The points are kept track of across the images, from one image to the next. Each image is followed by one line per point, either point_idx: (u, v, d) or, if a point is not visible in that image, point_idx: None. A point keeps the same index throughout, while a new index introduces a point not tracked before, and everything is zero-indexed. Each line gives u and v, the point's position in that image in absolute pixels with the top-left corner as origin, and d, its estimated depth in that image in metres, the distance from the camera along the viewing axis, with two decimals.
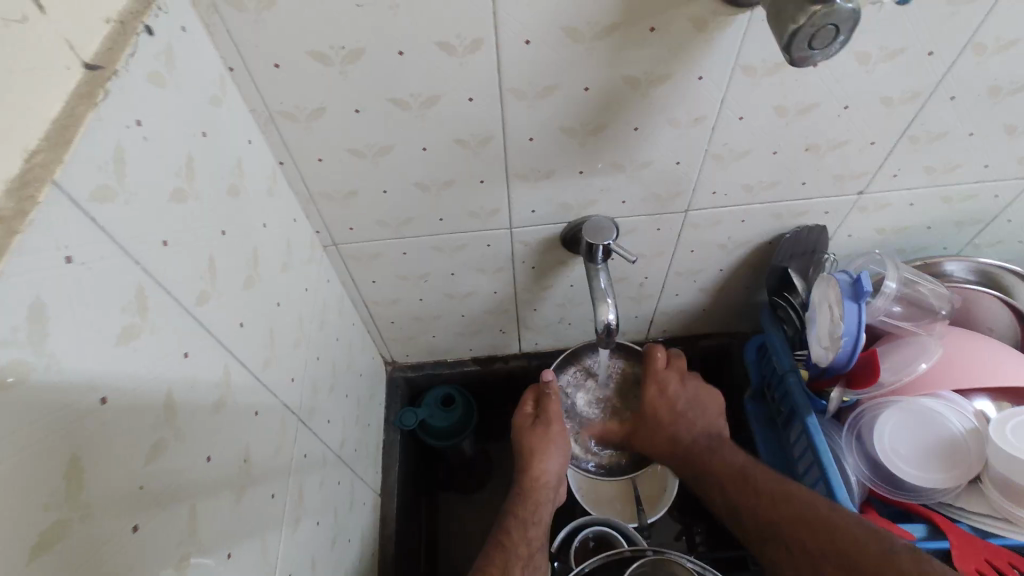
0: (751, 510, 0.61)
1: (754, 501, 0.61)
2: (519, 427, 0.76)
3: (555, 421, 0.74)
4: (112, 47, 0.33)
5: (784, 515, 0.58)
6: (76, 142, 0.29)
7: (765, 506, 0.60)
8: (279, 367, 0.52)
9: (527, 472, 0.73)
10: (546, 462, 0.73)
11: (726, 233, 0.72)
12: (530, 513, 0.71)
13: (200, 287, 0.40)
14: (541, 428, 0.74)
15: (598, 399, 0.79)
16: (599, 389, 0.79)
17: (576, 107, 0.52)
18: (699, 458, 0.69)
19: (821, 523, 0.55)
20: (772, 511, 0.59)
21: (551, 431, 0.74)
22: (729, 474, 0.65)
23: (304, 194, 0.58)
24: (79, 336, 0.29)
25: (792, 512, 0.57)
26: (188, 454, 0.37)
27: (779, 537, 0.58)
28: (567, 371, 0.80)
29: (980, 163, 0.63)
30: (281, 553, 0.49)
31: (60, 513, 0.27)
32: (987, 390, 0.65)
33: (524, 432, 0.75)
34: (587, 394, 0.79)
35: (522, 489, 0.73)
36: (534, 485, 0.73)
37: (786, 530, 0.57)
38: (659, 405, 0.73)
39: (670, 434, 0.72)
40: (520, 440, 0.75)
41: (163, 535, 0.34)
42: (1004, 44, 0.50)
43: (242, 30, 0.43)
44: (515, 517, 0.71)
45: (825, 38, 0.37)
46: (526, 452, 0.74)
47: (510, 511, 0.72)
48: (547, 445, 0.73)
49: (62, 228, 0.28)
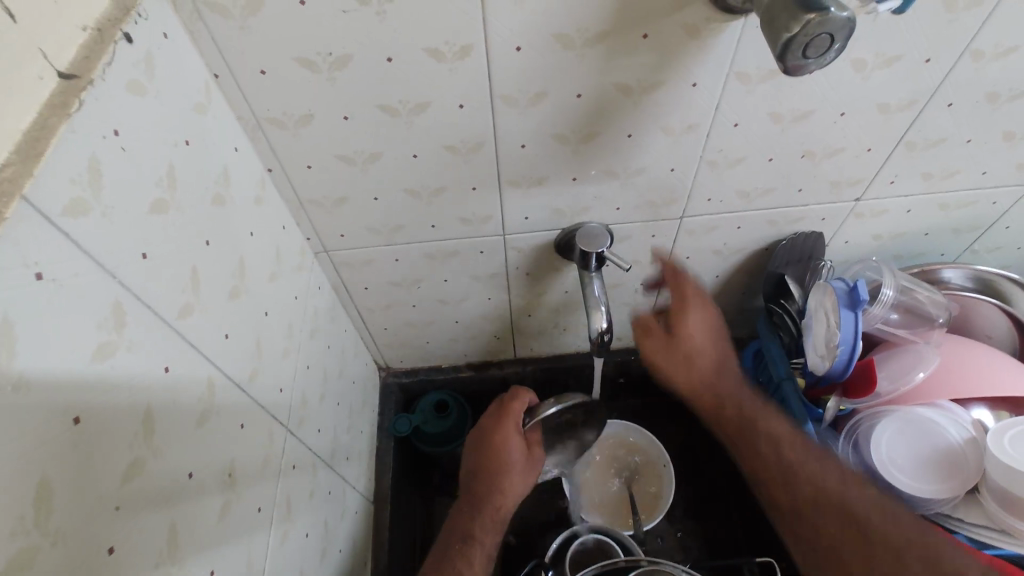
0: (812, 482, 0.54)
1: (822, 473, 0.54)
2: (509, 448, 0.69)
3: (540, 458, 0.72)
4: (89, 55, 0.32)
5: (853, 503, 0.51)
6: (48, 154, 0.28)
7: (835, 488, 0.53)
8: (266, 376, 0.51)
9: (500, 499, 0.69)
10: (520, 485, 0.70)
11: (721, 239, 0.71)
12: (494, 542, 0.68)
13: (182, 300, 0.39)
14: (531, 458, 0.71)
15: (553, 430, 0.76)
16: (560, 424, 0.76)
17: (567, 113, 0.51)
18: (746, 409, 0.61)
19: (896, 528, 0.49)
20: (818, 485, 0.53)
21: (534, 458, 0.71)
22: (784, 434, 0.57)
23: (293, 200, 0.57)
24: (47, 355, 0.28)
25: (869, 503, 0.51)
26: (168, 472, 0.36)
27: (837, 515, 0.51)
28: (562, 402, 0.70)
29: (977, 169, 0.63)
30: (267, 566, 0.48)
31: (27, 540, 0.26)
32: (985, 400, 0.64)
33: (520, 456, 0.69)
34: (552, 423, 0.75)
35: (489, 511, 0.69)
36: (502, 508, 0.69)
37: (857, 517, 0.50)
38: (699, 334, 0.64)
39: (711, 365, 0.64)
40: (507, 464, 0.68)
41: (140, 558, 0.33)
42: (1003, 50, 0.49)
43: (227, 37, 0.42)
44: (482, 546, 0.66)
45: (820, 47, 0.37)
46: (509, 478, 0.69)
47: (473, 535, 0.67)
48: (528, 473, 0.70)
49: (32, 244, 0.27)
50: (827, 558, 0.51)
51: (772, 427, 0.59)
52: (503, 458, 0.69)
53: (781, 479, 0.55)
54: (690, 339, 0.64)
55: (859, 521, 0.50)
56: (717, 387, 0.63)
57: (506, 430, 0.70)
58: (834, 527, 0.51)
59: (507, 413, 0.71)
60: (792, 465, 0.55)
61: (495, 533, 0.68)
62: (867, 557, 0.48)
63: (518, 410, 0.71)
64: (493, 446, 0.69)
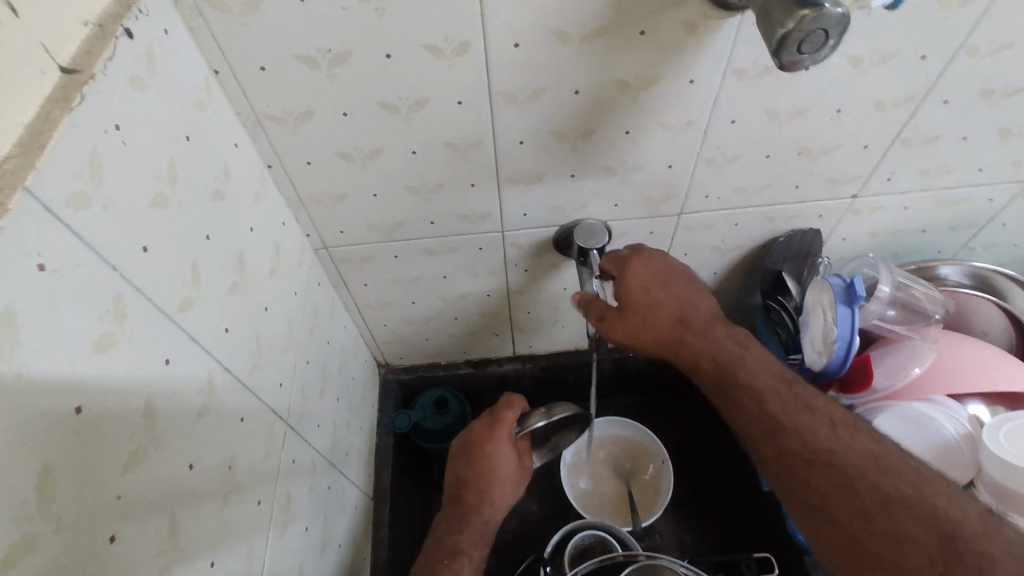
0: (802, 437, 0.54)
1: (812, 426, 0.54)
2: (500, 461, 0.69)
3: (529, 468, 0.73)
4: (91, 51, 0.32)
5: (844, 455, 0.52)
6: (50, 148, 0.28)
7: (825, 440, 0.53)
8: (266, 371, 0.51)
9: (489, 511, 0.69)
10: (511, 498, 0.71)
11: (719, 236, 0.71)
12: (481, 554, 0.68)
13: (182, 294, 0.39)
14: (522, 469, 0.71)
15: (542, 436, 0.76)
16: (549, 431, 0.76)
17: (565, 110, 0.52)
18: (726, 362, 0.59)
19: (886, 477, 0.50)
20: (808, 443, 0.53)
21: (524, 467, 0.72)
22: (770, 387, 0.57)
23: (293, 197, 0.58)
24: (50, 346, 0.28)
25: (860, 453, 0.51)
26: (169, 463, 0.36)
27: (826, 466, 0.52)
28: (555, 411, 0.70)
29: (973, 166, 0.63)
30: (267, 559, 0.48)
31: (29, 527, 0.26)
32: (981, 395, 0.65)
33: (513, 468, 0.70)
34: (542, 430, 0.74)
35: (477, 524, 0.68)
36: (490, 520, 0.69)
37: (848, 468, 0.51)
38: (659, 287, 0.60)
39: (676, 319, 0.61)
40: (497, 477, 0.69)
41: (141, 548, 0.34)
42: (998, 47, 0.50)
43: (227, 33, 0.42)
44: (470, 560, 0.66)
45: (815, 43, 0.37)
46: (501, 490, 0.69)
47: (461, 549, 0.66)
48: (517, 485, 0.71)
49: (33, 236, 0.27)
50: (818, 508, 0.52)
51: (755, 380, 0.58)
52: (493, 471, 0.69)
53: (771, 434, 0.55)
54: (649, 294, 0.60)
55: (850, 473, 0.51)
56: (692, 341, 0.61)
57: (497, 443, 0.69)
58: (825, 481, 0.52)
59: (498, 424, 0.71)
60: (779, 418, 0.55)
61: (483, 544, 0.69)
62: (857, 507, 0.50)
63: (508, 421, 0.71)
64: (484, 459, 0.69)
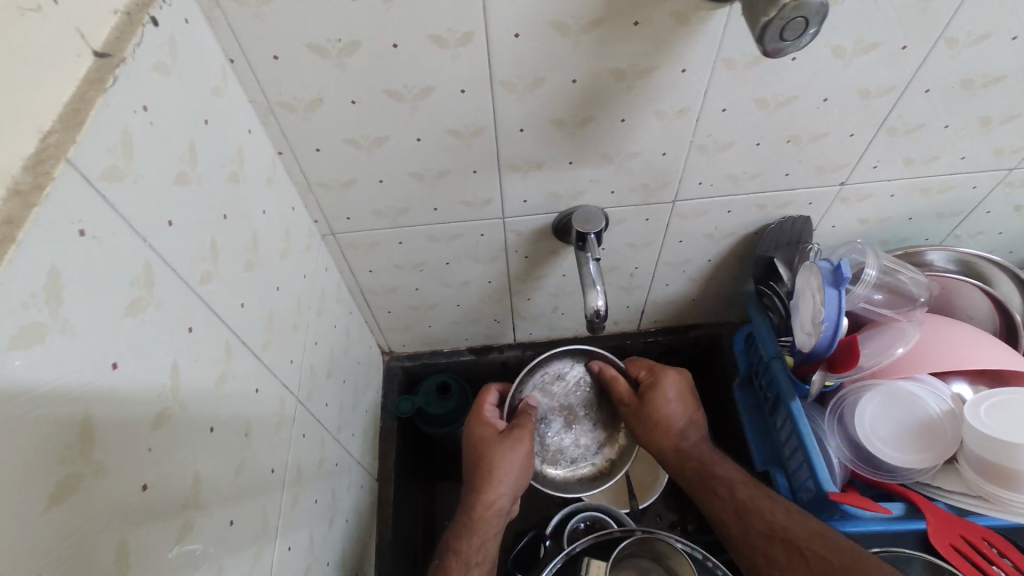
0: (762, 518, 0.61)
1: (770, 506, 0.62)
2: (482, 439, 0.72)
3: (524, 439, 0.70)
4: (119, 37, 0.35)
5: (795, 530, 0.59)
6: (87, 124, 0.31)
7: (782, 519, 0.60)
8: (279, 349, 0.54)
9: (481, 495, 0.68)
10: (500, 483, 0.68)
11: (713, 223, 0.74)
12: (474, 551, 0.66)
13: (203, 267, 0.42)
14: (509, 441, 0.70)
15: (564, 407, 0.78)
16: (564, 398, 0.77)
17: (563, 98, 0.54)
18: (707, 464, 0.69)
19: (826, 548, 0.56)
20: (765, 524, 0.61)
21: (516, 447, 0.70)
22: (738, 478, 0.66)
23: (302, 182, 0.60)
24: (90, 307, 0.30)
25: (810, 532, 0.58)
26: (193, 423, 0.39)
27: (783, 545, 0.59)
28: (532, 379, 0.76)
29: (957, 154, 0.66)
30: (280, 523, 0.51)
31: (73, 468, 0.29)
32: (965, 375, 0.67)
33: (491, 444, 0.70)
34: (553, 401, 0.77)
35: (471, 516, 0.68)
36: (484, 513, 0.68)
37: (799, 542, 0.58)
38: (673, 402, 0.72)
39: (677, 430, 0.72)
40: (482, 455, 0.70)
41: (169, 500, 0.36)
42: (977, 37, 0.52)
43: (242, 23, 0.45)
44: (457, 555, 0.65)
45: (796, 30, 0.39)
46: (486, 469, 0.69)
47: (452, 546, 0.66)
48: (504, 467, 0.69)
49: (74, 204, 0.30)
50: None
51: (728, 473, 0.67)
52: (478, 451, 0.72)
53: (738, 517, 0.63)
54: (662, 405, 0.72)
55: (800, 546, 0.57)
56: (685, 448, 0.71)
57: (475, 427, 0.74)
58: (784, 557, 0.58)
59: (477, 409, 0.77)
60: (746, 504, 0.63)
61: (477, 538, 0.67)
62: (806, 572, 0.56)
63: (490, 404, 0.77)
64: (471, 442, 0.74)
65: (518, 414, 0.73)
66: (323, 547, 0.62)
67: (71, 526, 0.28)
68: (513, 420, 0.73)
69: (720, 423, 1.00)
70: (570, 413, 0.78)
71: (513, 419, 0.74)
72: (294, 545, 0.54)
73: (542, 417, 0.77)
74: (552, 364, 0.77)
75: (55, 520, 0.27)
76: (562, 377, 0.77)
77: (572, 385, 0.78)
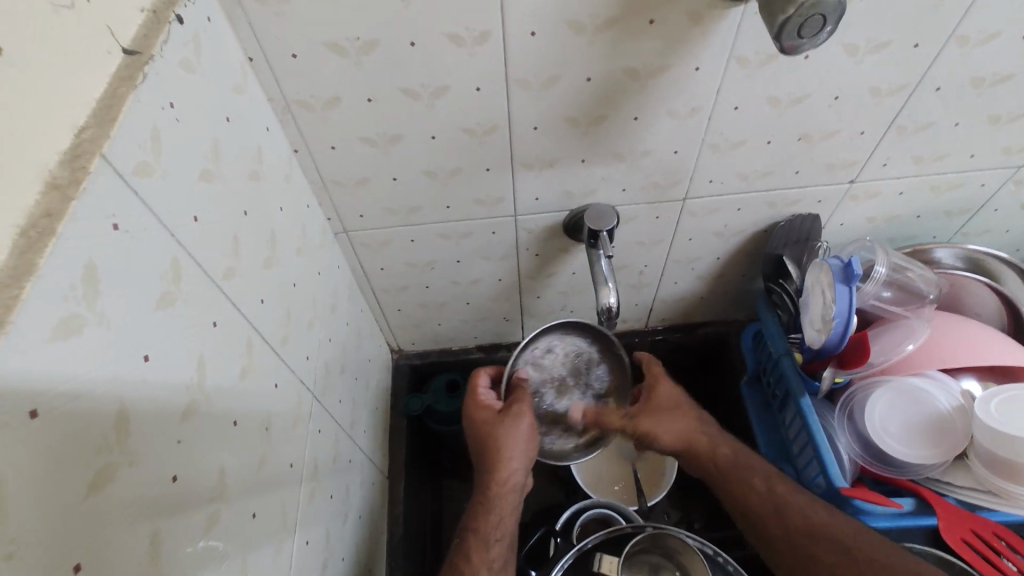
0: (795, 512, 0.62)
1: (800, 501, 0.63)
2: (483, 422, 0.69)
3: (524, 414, 0.67)
4: (147, 34, 0.35)
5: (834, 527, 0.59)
6: (120, 120, 0.31)
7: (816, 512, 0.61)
8: (296, 345, 0.54)
9: (494, 475, 0.67)
10: (508, 460, 0.67)
11: (723, 221, 0.74)
12: (492, 529, 0.66)
13: (225, 263, 0.42)
14: (509, 419, 0.68)
15: (556, 379, 0.71)
16: (555, 371, 0.71)
17: (578, 96, 0.55)
18: (740, 459, 0.69)
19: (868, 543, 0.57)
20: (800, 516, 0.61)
21: (519, 423, 0.67)
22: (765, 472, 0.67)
23: (317, 180, 0.61)
24: (125, 300, 0.31)
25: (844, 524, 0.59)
26: (218, 415, 0.39)
27: (817, 538, 0.59)
28: (521, 357, 0.70)
29: (965, 153, 0.66)
30: (298, 517, 0.51)
31: (110, 457, 0.29)
32: (973, 371, 0.68)
33: (494, 425, 0.68)
34: (544, 374, 0.71)
35: (487, 494, 0.68)
36: (499, 490, 0.67)
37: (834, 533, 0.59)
38: (679, 396, 0.74)
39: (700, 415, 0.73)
40: (486, 436, 0.68)
41: (197, 493, 0.36)
42: (987, 36, 0.53)
43: (263, 22, 0.45)
44: (474, 533, 0.66)
45: (814, 28, 0.40)
46: (493, 449, 0.67)
47: (469, 527, 0.67)
48: (510, 444, 0.67)
49: (107, 199, 0.30)
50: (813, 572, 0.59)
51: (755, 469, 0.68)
52: (481, 433, 0.70)
53: (774, 512, 0.63)
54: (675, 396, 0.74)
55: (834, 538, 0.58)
56: (713, 434, 0.72)
57: (475, 411, 0.71)
58: (826, 552, 0.58)
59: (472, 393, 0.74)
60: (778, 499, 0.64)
61: (493, 515, 0.67)
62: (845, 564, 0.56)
63: (483, 387, 0.74)
64: (473, 426, 0.71)
65: (511, 389, 0.70)
66: (338, 541, 0.62)
67: (108, 515, 0.29)
68: (509, 397, 0.70)
69: (724, 422, 0.99)
70: (564, 385, 0.71)
71: (510, 396, 0.70)
72: (311, 540, 0.54)
73: (534, 391, 0.71)
74: (541, 337, 0.71)
75: (94, 509, 0.28)
76: (551, 348, 0.71)
77: (563, 356, 0.71)
